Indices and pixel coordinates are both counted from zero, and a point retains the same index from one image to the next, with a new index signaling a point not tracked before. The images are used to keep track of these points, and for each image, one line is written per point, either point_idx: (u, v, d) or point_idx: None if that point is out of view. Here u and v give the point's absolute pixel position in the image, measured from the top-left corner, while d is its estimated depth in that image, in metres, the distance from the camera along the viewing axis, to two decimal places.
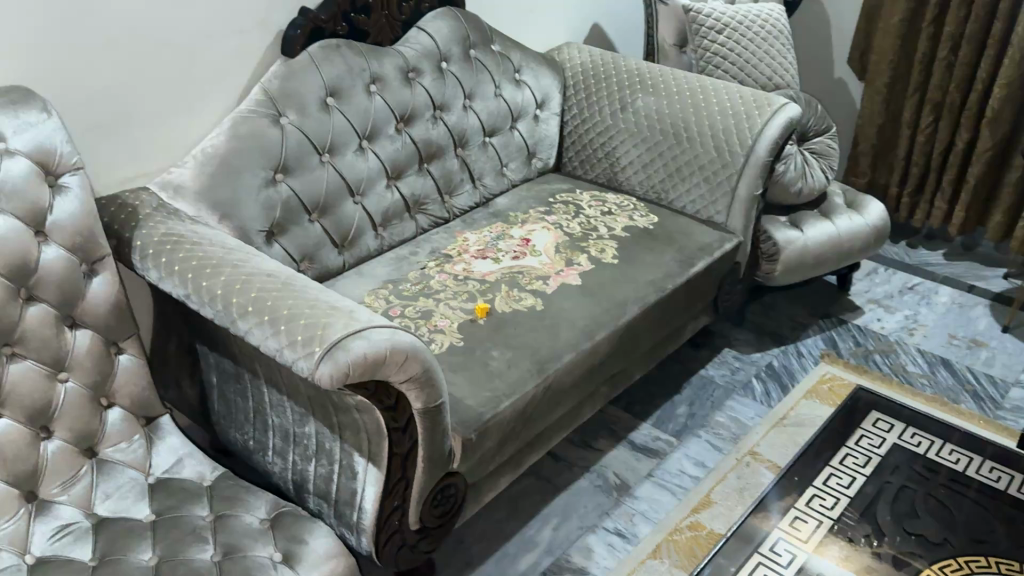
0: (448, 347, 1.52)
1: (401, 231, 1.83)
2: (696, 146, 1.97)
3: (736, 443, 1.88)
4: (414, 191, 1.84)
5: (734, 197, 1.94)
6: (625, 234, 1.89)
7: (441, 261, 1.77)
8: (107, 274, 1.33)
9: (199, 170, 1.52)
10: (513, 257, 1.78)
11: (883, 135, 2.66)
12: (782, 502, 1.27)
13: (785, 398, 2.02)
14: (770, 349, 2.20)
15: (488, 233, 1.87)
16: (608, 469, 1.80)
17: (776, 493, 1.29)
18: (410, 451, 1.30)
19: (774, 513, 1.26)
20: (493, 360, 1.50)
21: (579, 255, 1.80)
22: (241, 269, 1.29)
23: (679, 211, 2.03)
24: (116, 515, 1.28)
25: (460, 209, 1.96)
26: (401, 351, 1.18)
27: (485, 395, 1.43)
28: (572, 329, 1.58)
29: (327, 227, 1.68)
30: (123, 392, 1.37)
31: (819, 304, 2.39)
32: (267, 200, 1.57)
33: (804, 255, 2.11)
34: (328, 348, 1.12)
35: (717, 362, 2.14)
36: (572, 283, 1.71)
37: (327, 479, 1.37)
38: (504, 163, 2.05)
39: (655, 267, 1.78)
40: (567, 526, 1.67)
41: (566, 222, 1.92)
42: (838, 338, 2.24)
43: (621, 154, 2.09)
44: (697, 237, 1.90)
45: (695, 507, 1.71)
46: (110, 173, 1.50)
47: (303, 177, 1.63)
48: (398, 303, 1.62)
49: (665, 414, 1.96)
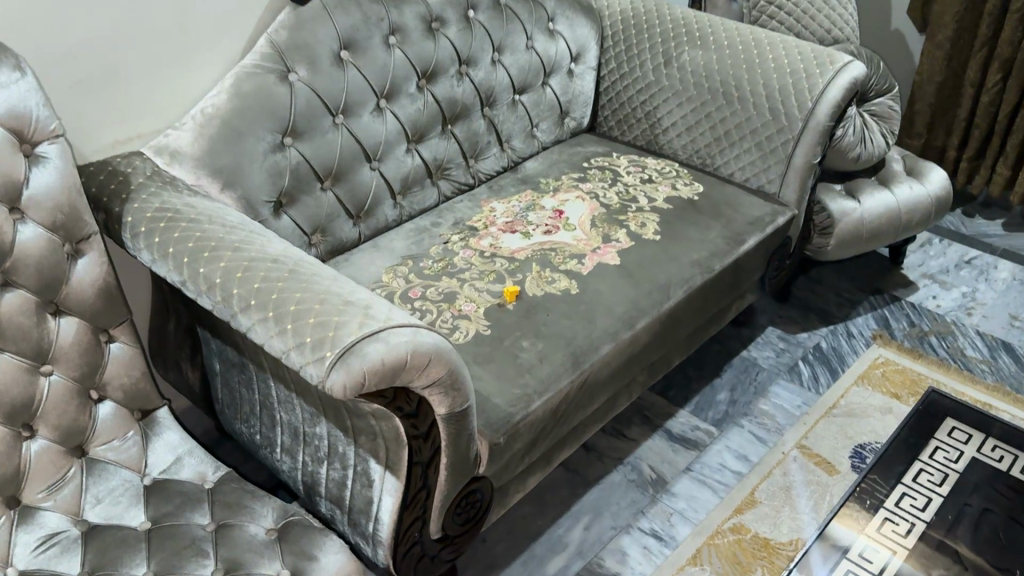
0: (473, 336, 1.37)
1: (421, 199, 1.67)
2: (748, 108, 1.78)
3: (781, 435, 1.74)
4: (436, 155, 1.67)
5: (790, 166, 1.76)
6: (667, 205, 1.72)
7: (466, 234, 1.61)
8: (94, 255, 1.19)
9: (199, 132, 1.36)
10: (544, 231, 1.62)
11: (944, 93, 2.45)
12: (853, 523, 1.14)
13: (834, 384, 1.87)
14: (818, 329, 2.04)
15: (517, 203, 1.71)
16: (643, 462, 1.67)
17: (845, 512, 1.15)
18: (432, 459, 1.16)
19: (844, 536, 1.13)
20: (523, 352, 1.35)
21: (617, 229, 1.63)
22: (244, 253, 1.14)
23: (726, 178, 1.85)
24: (107, 522, 1.16)
25: (486, 174, 1.79)
26: (424, 353, 1.04)
27: (514, 393, 1.29)
28: (610, 316, 1.43)
29: (341, 196, 1.53)
30: (115, 384, 1.24)
31: (869, 278, 2.21)
32: (275, 168, 1.42)
33: (860, 228, 1.95)
34: (342, 352, 0.98)
35: (760, 342, 1.98)
36: (610, 262, 1.54)
37: (340, 485, 1.23)
38: (535, 123, 1.88)
39: (701, 244, 1.61)
40: (599, 525, 1.54)
41: (603, 191, 1.75)
42: (890, 317, 2.08)
43: (663, 115, 1.91)
44: (746, 209, 1.73)
45: (738, 507, 1.58)
46: (100, 135, 1.35)
47: (314, 141, 1.47)
48: (418, 283, 1.48)
49: (704, 401, 1.82)
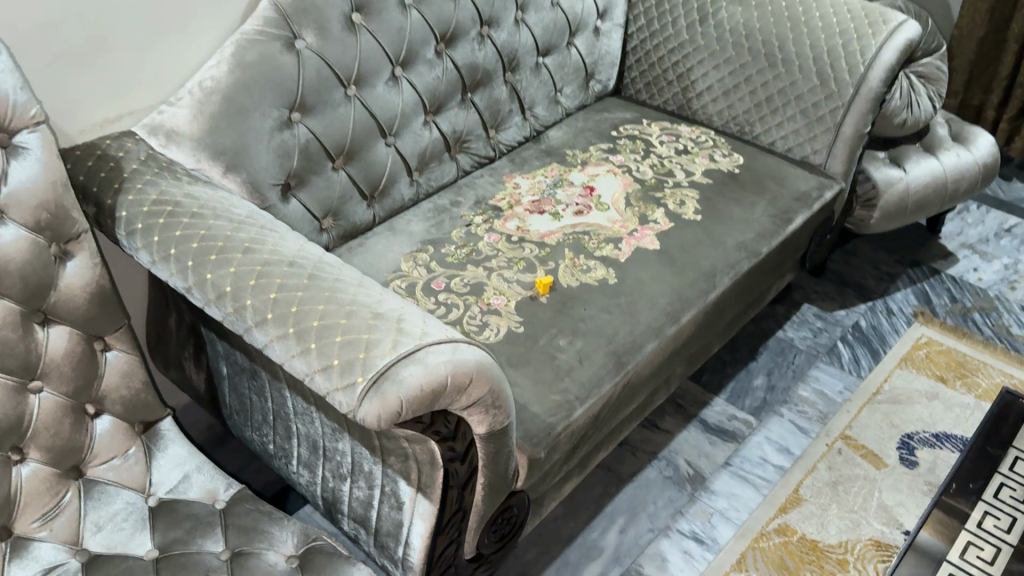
0: (505, 335, 1.25)
1: (439, 175, 1.54)
2: (792, 72, 1.64)
3: (824, 425, 1.64)
4: (455, 127, 1.53)
5: (838, 135, 1.62)
6: (706, 179, 1.58)
7: (490, 216, 1.48)
8: (83, 256, 1.05)
9: (197, 110, 1.21)
10: (575, 211, 1.48)
11: (985, 49, 2.30)
12: (943, 536, 1.14)
13: (876, 367, 1.77)
14: (856, 306, 1.92)
15: (543, 178, 1.57)
16: (679, 456, 1.57)
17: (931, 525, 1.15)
18: (468, 480, 1.05)
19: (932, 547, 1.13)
20: (561, 353, 1.23)
21: (654, 208, 1.49)
22: (255, 255, 1.00)
23: (766, 148, 1.72)
24: (110, 552, 1.04)
25: (507, 145, 1.65)
26: (465, 373, 0.92)
27: (554, 400, 1.17)
28: (654, 308, 1.31)
29: (354, 175, 1.39)
30: (113, 398, 1.12)
31: (906, 249, 2.10)
32: (282, 148, 1.28)
33: (905, 200, 1.83)
34: (375, 378, 0.86)
35: (796, 322, 1.87)
36: (649, 247, 1.41)
37: (365, 504, 1.12)
38: (559, 88, 1.73)
39: (746, 225, 1.48)
40: (635, 528, 1.45)
41: (636, 164, 1.62)
42: (931, 292, 1.97)
43: (698, 78, 1.77)
44: (790, 183, 1.60)
45: (783, 506, 1.48)
46: (86, 115, 1.20)
47: (324, 115, 1.32)
48: (442, 273, 1.35)
49: (740, 387, 1.71)
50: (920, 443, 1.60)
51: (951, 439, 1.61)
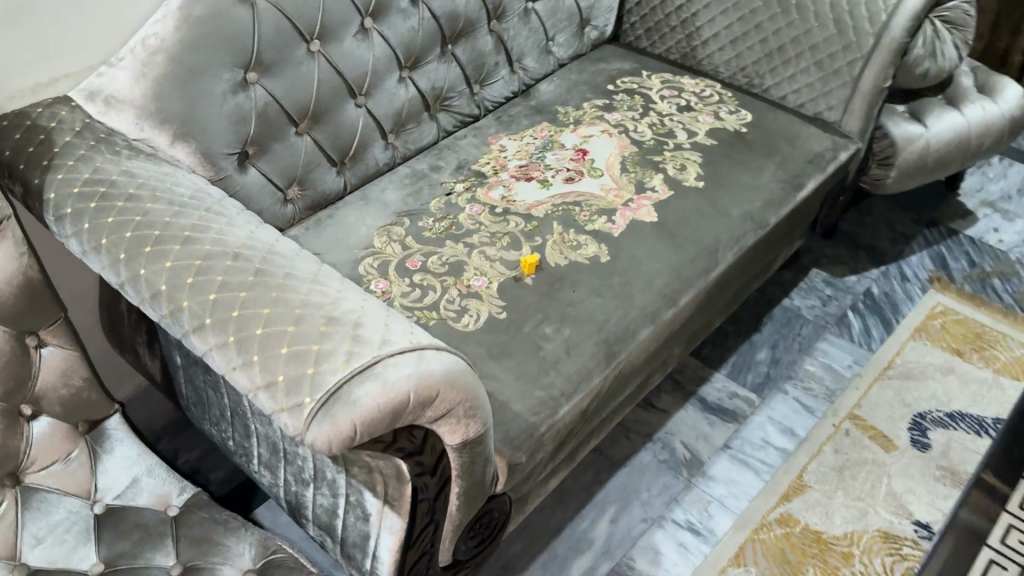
0: (485, 322, 1.14)
1: (418, 137, 1.41)
2: (807, 20, 1.48)
3: (832, 403, 1.54)
4: (434, 84, 1.39)
5: (855, 90, 1.48)
6: (710, 140, 1.45)
7: (472, 183, 1.36)
8: (7, 246, 0.93)
9: (141, 72, 1.08)
10: (566, 177, 1.36)
11: None
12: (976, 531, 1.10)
13: (888, 339, 1.66)
14: (868, 271, 1.81)
15: (532, 140, 1.44)
16: (675, 438, 1.48)
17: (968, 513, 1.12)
18: (440, 492, 0.95)
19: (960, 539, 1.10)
20: (547, 342, 1.12)
21: (652, 174, 1.37)
22: (195, 246, 0.88)
23: (776, 102, 1.58)
24: (50, 567, 0.95)
25: (492, 102, 1.52)
26: (431, 385, 0.81)
27: (538, 398, 1.06)
28: (650, 290, 1.19)
29: (321, 140, 1.26)
30: (51, 398, 1.01)
31: (923, 207, 1.97)
32: (238, 112, 1.15)
33: (925, 158, 1.69)
34: (325, 399, 0.75)
35: (804, 289, 1.76)
36: (645, 219, 1.29)
37: (330, 512, 1.02)
38: (551, 36, 1.58)
39: (752, 193, 1.35)
40: (627, 517, 1.36)
41: (633, 122, 1.48)
42: (948, 256, 1.85)
43: (703, 25, 1.61)
44: (803, 144, 1.46)
45: (785, 494, 1.39)
46: (13, 79, 1.07)
47: (284, 75, 1.19)
48: (417, 250, 1.23)
49: (742, 361, 1.61)
50: (933, 424, 1.51)
51: (966, 419, 1.51)
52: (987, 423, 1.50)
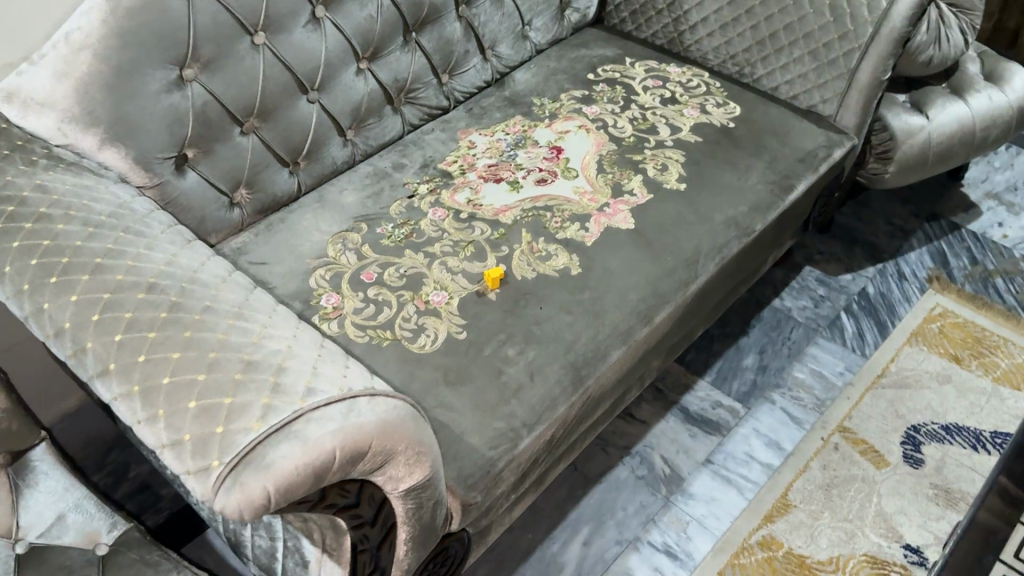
0: (443, 342, 1.05)
1: (380, 132, 1.31)
2: (801, 5, 1.37)
3: (821, 414, 1.46)
4: (397, 76, 1.29)
5: (852, 82, 1.37)
6: (694, 136, 1.35)
7: (437, 184, 1.26)
8: None
9: (63, 71, 0.96)
10: (538, 179, 1.26)
11: None
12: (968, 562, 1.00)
13: (883, 343, 1.57)
14: (864, 269, 1.71)
15: (504, 135, 1.35)
16: (654, 452, 1.40)
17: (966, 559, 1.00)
18: (384, 540, 0.87)
19: None
20: (509, 366, 1.03)
21: (631, 175, 1.27)
22: (104, 276, 0.80)
23: (767, 93, 1.47)
24: None
25: (463, 93, 1.42)
26: (362, 440, 0.72)
27: (496, 429, 0.98)
28: (624, 307, 1.10)
29: (269, 140, 1.17)
30: None
31: (923, 199, 1.87)
32: (173, 113, 1.05)
33: (925, 151, 1.59)
34: (235, 462, 0.66)
35: (795, 289, 1.67)
36: (621, 226, 1.20)
37: (269, 554, 0.94)
38: (527, 21, 1.48)
39: (738, 196, 1.26)
40: (600, 539, 1.29)
41: (613, 117, 1.38)
42: (948, 252, 1.75)
43: (691, 8, 1.50)
44: (794, 140, 1.36)
45: (769, 515, 1.31)
46: None
47: (226, 72, 1.09)
48: (373, 260, 1.14)
49: (728, 367, 1.53)
50: (927, 437, 1.42)
51: (963, 432, 1.43)
52: (984, 437, 1.42)
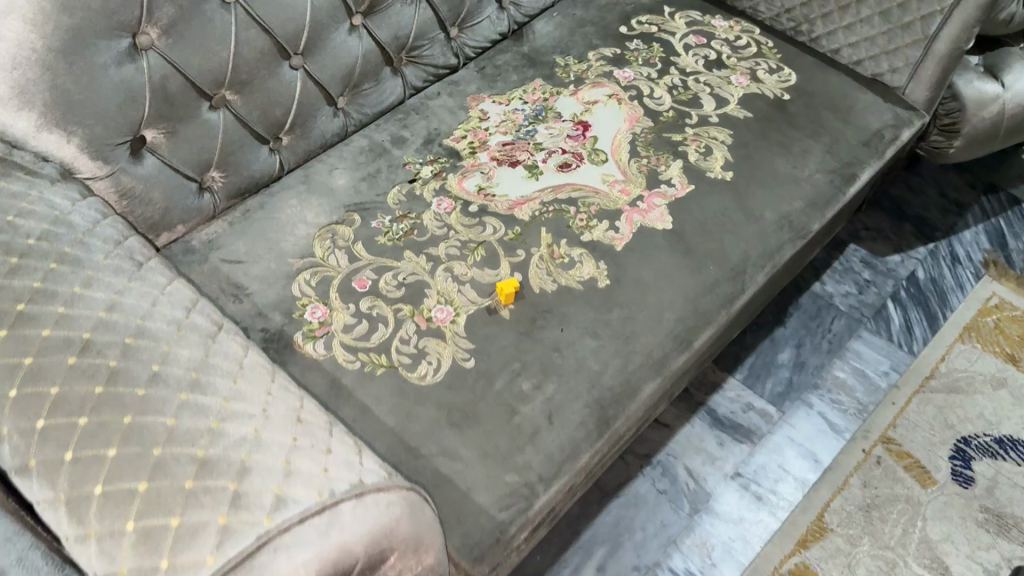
0: (447, 372, 0.90)
1: (377, 99, 1.13)
2: None
3: (862, 422, 1.32)
4: (398, 33, 1.10)
5: (929, 51, 1.16)
6: (742, 110, 1.17)
7: (443, 165, 1.08)
8: None
9: None
10: (561, 162, 1.09)
11: None
12: None
13: (933, 339, 1.42)
14: (914, 249, 1.54)
15: (522, 105, 1.16)
16: (678, 463, 1.27)
17: None
18: None
19: None
20: (524, 404, 0.88)
21: (669, 161, 1.10)
22: (26, 331, 0.64)
23: (825, 56, 1.27)
24: None
25: (475, 49, 1.22)
26: (347, 566, 0.56)
27: (508, 485, 0.83)
28: (658, 330, 0.94)
29: (244, 115, 0.98)
30: None
31: (980, 168, 1.69)
32: (125, 89, 0.86)
33: (997, 124, 1.39)
34: None
35: (838, 272, 1.51)
36: (657, 225, 1.03)
37: None
38: None
39: (793, 189, 1.08)
40: (616, 564, 1.16)
41: (649, 85, 1.19)
42: (1007, 233, 1.58)
43: None
44: (857, 119, 1.17)
45: (803, 540, 1.19)
46: None
47: (190, 38, 0.90)
48: (367, 263, 0.98)
49: (761, 364, 1.38)
50: (979, 452, 1.29)
51: (1019, 447, 1.29)
52: None
